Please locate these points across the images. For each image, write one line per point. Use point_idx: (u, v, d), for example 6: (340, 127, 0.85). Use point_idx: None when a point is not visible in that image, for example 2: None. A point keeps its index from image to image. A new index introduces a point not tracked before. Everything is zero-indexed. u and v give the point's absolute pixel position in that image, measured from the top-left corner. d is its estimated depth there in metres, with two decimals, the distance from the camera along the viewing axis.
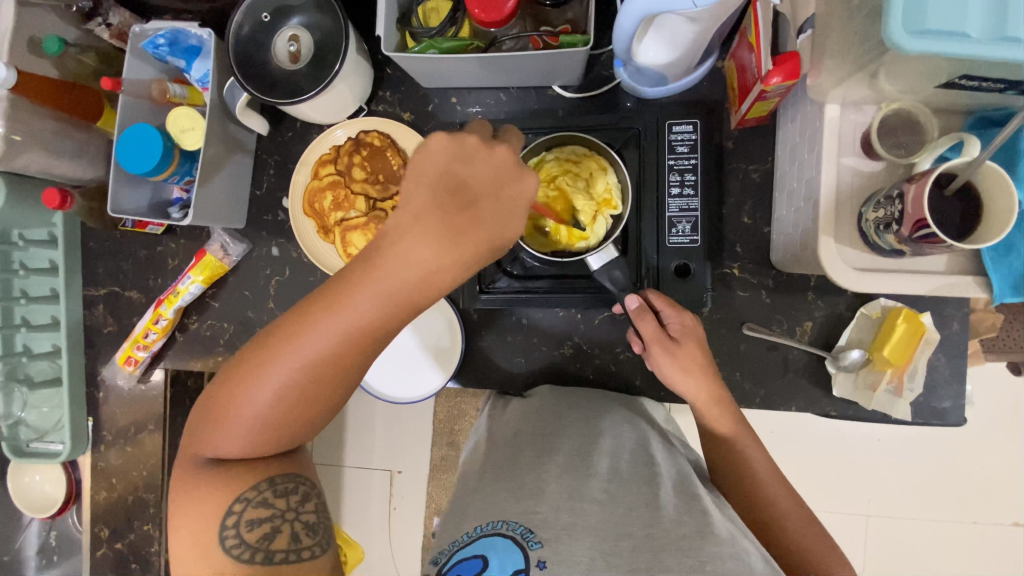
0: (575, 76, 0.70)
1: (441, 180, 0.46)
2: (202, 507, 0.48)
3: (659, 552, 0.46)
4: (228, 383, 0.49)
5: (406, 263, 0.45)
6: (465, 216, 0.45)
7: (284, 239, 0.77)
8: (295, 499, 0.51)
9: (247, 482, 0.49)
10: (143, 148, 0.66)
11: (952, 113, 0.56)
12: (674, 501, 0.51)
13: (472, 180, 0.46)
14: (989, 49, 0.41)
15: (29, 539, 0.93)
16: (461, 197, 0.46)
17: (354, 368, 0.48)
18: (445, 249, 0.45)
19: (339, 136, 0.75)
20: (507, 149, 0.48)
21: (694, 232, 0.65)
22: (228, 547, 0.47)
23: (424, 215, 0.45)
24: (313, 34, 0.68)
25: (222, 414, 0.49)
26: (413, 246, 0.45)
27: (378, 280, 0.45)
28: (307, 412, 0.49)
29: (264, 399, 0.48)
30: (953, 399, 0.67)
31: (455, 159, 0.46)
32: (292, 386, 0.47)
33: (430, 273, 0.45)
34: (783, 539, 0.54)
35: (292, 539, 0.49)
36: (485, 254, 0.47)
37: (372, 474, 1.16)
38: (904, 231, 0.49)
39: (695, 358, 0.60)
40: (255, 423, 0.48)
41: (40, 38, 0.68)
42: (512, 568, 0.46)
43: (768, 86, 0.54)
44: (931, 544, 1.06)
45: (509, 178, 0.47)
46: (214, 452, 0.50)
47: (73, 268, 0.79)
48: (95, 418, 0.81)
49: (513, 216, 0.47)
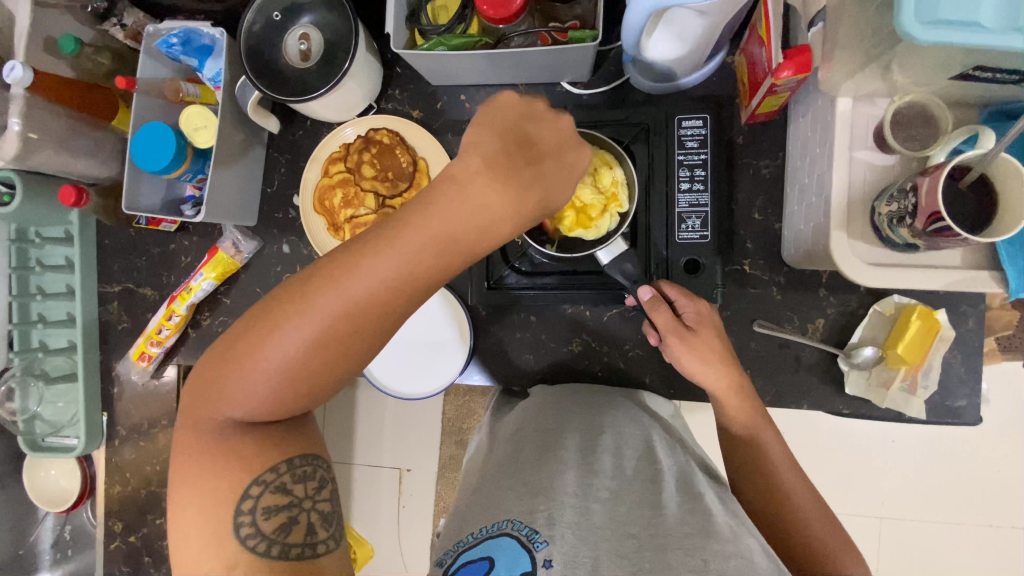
0: (584, 73, 0.70)
1: (514, 132, 0.49)
2: (220, 480, 0.48)
3: (661, 551, 0.46)
4: (251, 331, 0.48)
5: (467, 210, 0.46)
6: (529, 169, 0.48)
7: (295, 236, 0.78)
8: (312, 487, 0.51)
9: (264, 464, 0.49)
10: (157, 146, 0.67)
11: (965, 106, 0.55)
12: (676, 500, 0.51)
13: (538, 136, 0.50)
14: (1002, 38, 0.40)
15: (44, 533, 0.94)
16: (529, 151, 0.49)
17: (384, 326, 0.48)
18: (507, 197, 0.47)
19: (349, 135, 0.75)
20: (570, 119, 0.52)
21: (704, 227, 0.64)
22: (242, 535, 0.47)
23: (493, 162, 0.47)
24: (323, 33, 0.68)
25: (242, 363, 0.48)
26: (479, 190, 0.46)
27: (437, 224, 0.46)
28: (330, 370, 0.48)
29: (289, 350, 0.47)
30: (969, 398, 0.66)
31: (525, 117, 0.50)
32: (322, 338, 0.47)
33: (486, 222, 0.47)
34: (799, 538, 0.53)
35: (308, 531, 0.49)
36: (536, 214, 0.50)
37: (382, 472, 1.16)
38: (918, 224, 0.48)
39: (713, 346, 0.59)
40: (277, 379, 0.48)
41: (57, 38, 0.69)
42: (519, 569, 0.45)
43: (779, 79, 0.54)
44: (947, 547, 1.04)
45: (571, 147, 0.51)
46: (229, 410, 0.49)
47: (89, 265, 0.80)
48: (109, 413, 0.82)
49: (569, 178, 0.51)
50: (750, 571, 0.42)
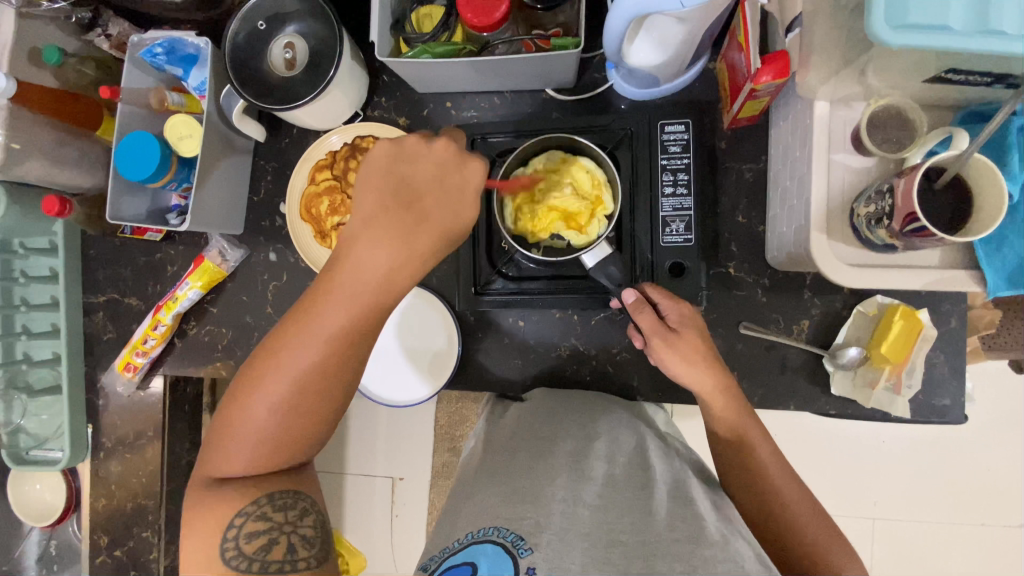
0: (568, 80, 0.71)
1: (387, 183, 0.53)
2: (208, 518, 0.50)
3: (650, 558, 0.45)
4: (229, 409, 0.53)
5: (370, 263, 0.52)
6: (411, 212, 0.52)
7: (282, 244, 0.78)
8: (293, 514, 0.52)
9: (249, 497, 0.51)
10: (141, 156, 0.67)
11: (942, 109, 0.56)
12: (668, 505, 0.50)
13: (416, 177, 0.53)
14: (970, 42, 0.41)
15: (30, 548, 0.93)
16: (406, 196, 0.53)
17: (341, 368, 0.52)
18: (400, 241, 0.52)
19: (334, 142, 0.75)
20: (445, 141, 0.53)
21: (688, 231, 0.65)
22: (228, 557, 0.49)
23: (378, 216, 0.52)
24: (308, 42, 0.68)
25: (227, 439, 0.52)
26: (374, 245, 0.52)
27: (351, 283, 0.52)
28: (309, 420, 0.52)
29: (264, 409, 0.51)
30: (953, 396, 0.66)
31: (397, 160, 0.53)
32: (293, 393, 0.51)
33: (394, 266, 0.52)
34: (789, 539, 0.53)
35: (288, 550, 0.50)
36: (438, 244, 0.53)
37: (374, 481, 1.16)
38: (895, 225, 0.49)
39: (696, 347, 0.58)
40: (262, 436, 0.51)
41: (39, 48, 0.69)
42: (502, 574, 0.44)
43: (758, 84, 0.55)
44: (940, 547, 1.04)
45: (451, 172, 0.53)
46: (224, 472, 0.52)
47: (73, 276, 0.79)
48: (94, 425, 0.81)
49: (457, 203, 0.53)
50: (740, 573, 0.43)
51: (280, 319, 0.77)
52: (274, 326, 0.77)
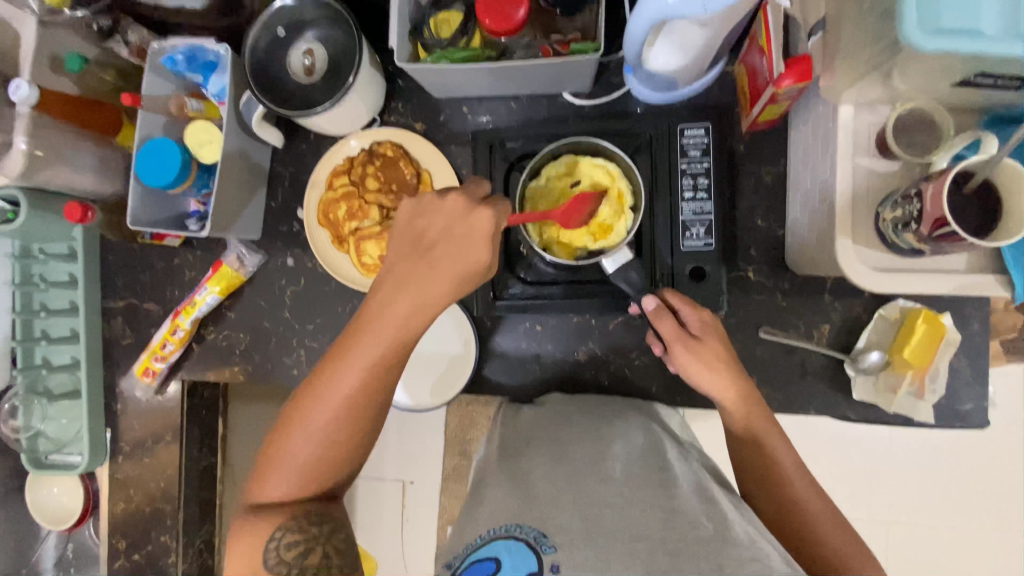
0: (586, 84, 0.71)
1: (405, 233, 0.56)
2: (249, 533, 0.53)
3: (675, 556, 0.43)
4: (271, 443, 0.55)
5: (393, 310, 0.53)
6: (426, 259, 0.54)
7: (300, 249, 0.78)
8: (325, 527, 0.54)
9: (288, 513, 0.53)
10: (162, 162, 0.68)
11: (966, 112, 0.55)
12: (706, 511, 0.47)
13: (431, 226, 0.55)
14: (1004, 46, 0.40)
15: (47, 552, 0.94)
16: (421, 242, 0.55)
17: (373, 405, 0.54)
18: (419, 287, 0.53)
19: (353, 147, 0.76)
20: (457, 193, 0.54)
21: (708, 235, 0.65)
22: (268, 567, 0.52)
23: (398, 263, 0.55)
24: (327, 48, 0.69)
25: (269, 468, 0.54)
26: (395, 295, 0.54)
27: (376, 328, 0.53)
28: (348, 450, 0.54)
29: (304, 447, 0.53)
30: (976, 401, 0.66)
31: (416, 214, 0.55)
32: (329, 432, 0.53)
33: (415, 313, 0.53)
34: (817, 552, 0.50)
35: (322, 560, 0.52)
36: (455, 285, 0.54)
37: (385, 484, 1.16)
38: (924, 230, 0.48)
39: (717, 353, 0.58)
40: (303, 468, 0.54)
41: (61, 56, 0.69)
42: (524, 569, 0.44)
43: (780, 88, 0.55)
44: (956, 551, 1.03)
45: (463, 217, 0.54)
46: (265, 497, 0.54)
47: (93, 281, 0.80)
48: (112, 429, 0.81)
49: (468, 247, 0.53)
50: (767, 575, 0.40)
51: (298, 324, 0.77)
52: (292, 330, 0.78)
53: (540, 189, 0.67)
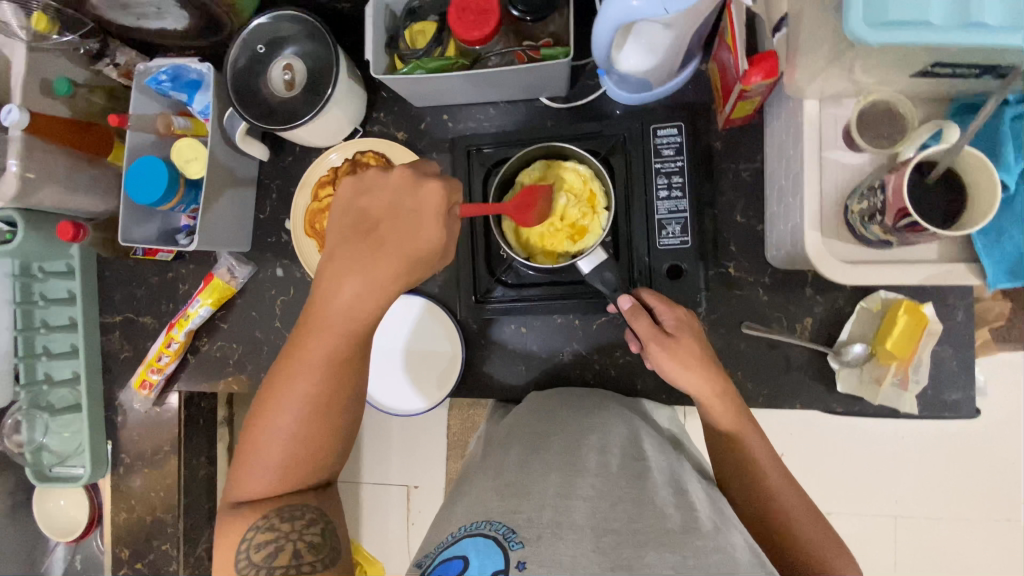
0: (561, 87, 0.72)
1: (347, 218, 0.57)
2: (228, 530, 0.55)
3: (641, 547, 0.44)
4: (242, 440, 0.57)
5: (339, 295, 0.55)
6: (369, 239, 0.55)
7: (289, 260, 0.80)
8: (300, 523, 0.55)
9: (261, 512, 0.54)
10: (149, 179, 0.70)
11: (933, 102, 0.55)
12: (676, 505, 0.48)
13: (374, 208, 0.56)
14: (951, 36, 0.40)
15: (56, 563, 0.96)
16: (365, 226, 0.56)
17: (336, 390, 0.55)
18: (363, 268, 0.54)
19: (334, 160, 0.78)
20: (400, 171, 0.55)
21: (684, 233, 0.66)
22: (241, 567, 0.54)
23: (342, 247, 0.56)
24: (306, 62, 0.70)
25: (243, 465, 0.56)
26: (339, 279, 0.55)
27: (326, 313, 0.55)
28: (318, 439, 0.55)
29: (272, 442, 0.55)
30: (963, 391, 0.65)
31: (358, 198, 0.57)
32: (295, 422, 0.54)
33: (364, 295, 0.55)
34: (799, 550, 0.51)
35: (294, 556, 0.53)
36: (403, 263, 0.54)
37: (389, 490, 1.17)
38: (889, 221, 0.49)
39: (693, 352, 0.58)
40: (275, 461, 0.55)
41: (50, 80, 0.72)
42: (491, 569, 0.43)
43: (748, 85, 0.56)
44: (964, 544, 1.02)
45: (405, 195, 0.55)
46: (242, 495, 0.56)
47: (90, 297, 0.82)
48: (113, 441, 0.83)
49: (413, 225, 0.54)
50: (732, 566, 0.42)
51: (289, 333, 0.79)
52: (283, 340, 0.79)
53: (513, 196, 0.68)
